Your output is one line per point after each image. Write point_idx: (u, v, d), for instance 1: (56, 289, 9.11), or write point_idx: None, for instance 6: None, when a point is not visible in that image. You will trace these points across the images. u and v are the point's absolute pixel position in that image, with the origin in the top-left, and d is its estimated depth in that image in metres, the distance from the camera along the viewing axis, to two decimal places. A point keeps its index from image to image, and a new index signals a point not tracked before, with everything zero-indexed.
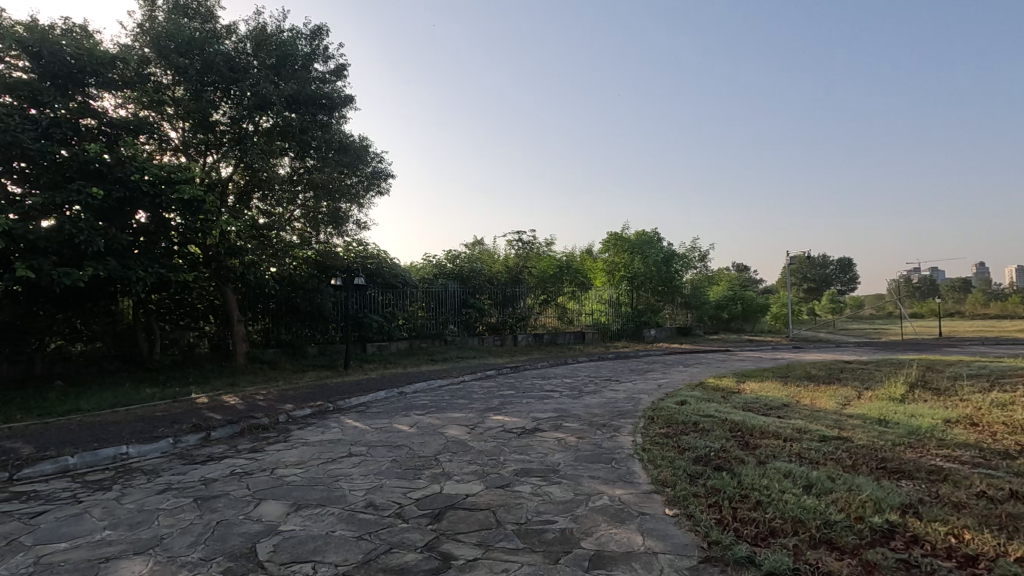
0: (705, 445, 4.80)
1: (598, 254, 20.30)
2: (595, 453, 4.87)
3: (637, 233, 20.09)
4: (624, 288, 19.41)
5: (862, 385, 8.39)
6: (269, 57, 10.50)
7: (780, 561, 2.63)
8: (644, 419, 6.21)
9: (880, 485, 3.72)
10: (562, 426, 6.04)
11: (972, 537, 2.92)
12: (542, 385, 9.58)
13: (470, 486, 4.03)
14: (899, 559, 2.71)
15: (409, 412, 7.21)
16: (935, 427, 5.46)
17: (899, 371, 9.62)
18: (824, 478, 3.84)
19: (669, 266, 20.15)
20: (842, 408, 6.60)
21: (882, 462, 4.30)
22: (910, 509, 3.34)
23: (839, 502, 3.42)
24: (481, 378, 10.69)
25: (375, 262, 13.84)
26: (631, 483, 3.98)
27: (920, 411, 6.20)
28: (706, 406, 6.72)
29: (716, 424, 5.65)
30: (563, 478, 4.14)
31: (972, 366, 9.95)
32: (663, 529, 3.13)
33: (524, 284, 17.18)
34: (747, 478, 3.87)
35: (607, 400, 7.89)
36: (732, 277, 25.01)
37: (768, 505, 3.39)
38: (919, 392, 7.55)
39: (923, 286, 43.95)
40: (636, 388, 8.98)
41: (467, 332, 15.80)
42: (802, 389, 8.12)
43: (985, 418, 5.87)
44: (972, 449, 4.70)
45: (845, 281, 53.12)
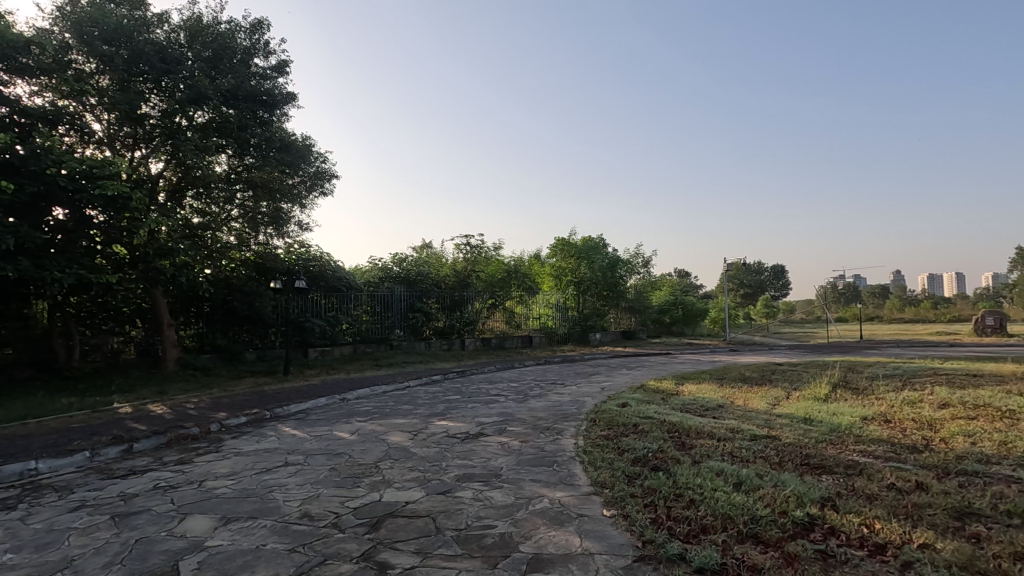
0: (644, 446, 4.94)
1: (546, 259, 20.53)
2: (538, 457, 4.91)
3: (584, 239, 20.46)
4: (570, 292, 19.74)
5: (791, 385, 8.86)
6: (205, 49, 10.01)
7: (709, 557, 2.74)
8: (586, 422, 6.33)
9: (802, 480, 3.94)
10: (506, 430, 6.06)
11: (881, 527, 3.14)
12: (488, 389, 9.58)
13: (411, 493, 3.98)
14: (816, 550, 2.88)
15: (351, 418, 7.05)
16: (854, 425, 5.83)
17: (824, 372, 10.20)
18: (752, 475, 4.03)
19: (615, 271, 20.66)
20: (771, 408, 6.95)
21: (805, 459, 4.55)
22: (828, 502, 3.55)
23: (765, 497, 3.59)
24: (427, 382, 10.57)
25: (318, 265, 13.48)
26: (572, 485, 4.04)
27: (841, 410, 6.61)
28: (646, 408, 6.91)
29: (655, 426, 5.83)
30: (504, 482, 4.16)
31: (889, 367, 10.69)
32: (600, 530, 3.20)
33: (472, 288, 17.14)
34: (682, 478, 4.00)
35: (552, 403, 7.98)
36: (674, 283, 25.87)
37: (700, 503, 3.53)
38: (841, 392, 8.05)
39: (848, 292, 46.88)
40: (580, 391, 9.13)
41: (414, 337, 15.59)
42: (736, 391, 8.49)
43: (898, 415, 6.33)
44: (885, 444, 5.06)
45: (778, 287, 56.01)
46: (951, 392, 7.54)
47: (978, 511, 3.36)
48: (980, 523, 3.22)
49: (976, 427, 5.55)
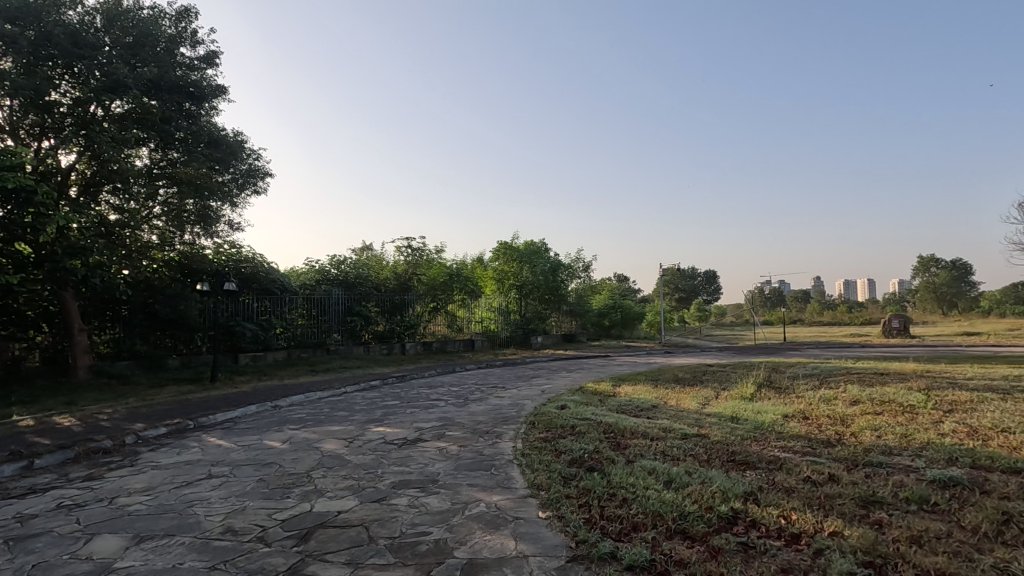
0: (580, 447, 5.03)
1: (489, 262, 20.57)
2: (476, 461, 4.89)
3: (526, 243, 20.67)
4: (512, 296, 19.86)
5: (720, 386, 9.27)
6: (126, 35, 9.33)
7: (639, 554, 2.81)
8: (525, 425, 6.38)
9: (728, 476, 4.13)
10: (445, 435, 6.00)
11: (797, 517, 3.33)
12: (428, 394, 9.46)
13: (344, 502, 3.86)
14: (739, 542, 3.02)
15: (283, 426, 6.76)
16: (776, 422, 6.18)
17: (750, 372, 10.76)
18: (682, 473, 4.19)
19: (556, 275, 20.98)
20: (701, 408, 7.26)
21: (732, 455, 4.78)
22: (751, 496, 3.74)
23: (694, 494, 3.73)
24: (365, 388, 10.32)
25: (250, 266, 12.90)
26: (509, 488, 4.05)
27: (765, 408, 6.99)
28: (583, 410, 7.04)
29: (591, 427, 5.95)
30: (441, 488, 4.11)
31: (808, 367, 11.39)
32: (535, 532, 3.22)
33: (413, 291, 16.89)
34: (616, 477, 4.10)
35: (491, 406, 7.98)
36: (613, 287, 26.58)
37: (632, 502, 3.62)
38: (765, 391, 8.51)
39: (773, 296, 49.72)
40: (520, 394, 9.18)
41: (352, 341, 15.18)
42: (670, 391, 8.80)
43: (814, 412, 6.76)
44: (802, 440, 5.39)
45: (710, 291, 58.66)
46: (861, 390, 8.14)
47: (881, 499, 3.64)
48: (883, 510, 3.49)
49: (881, 422, 6.02)
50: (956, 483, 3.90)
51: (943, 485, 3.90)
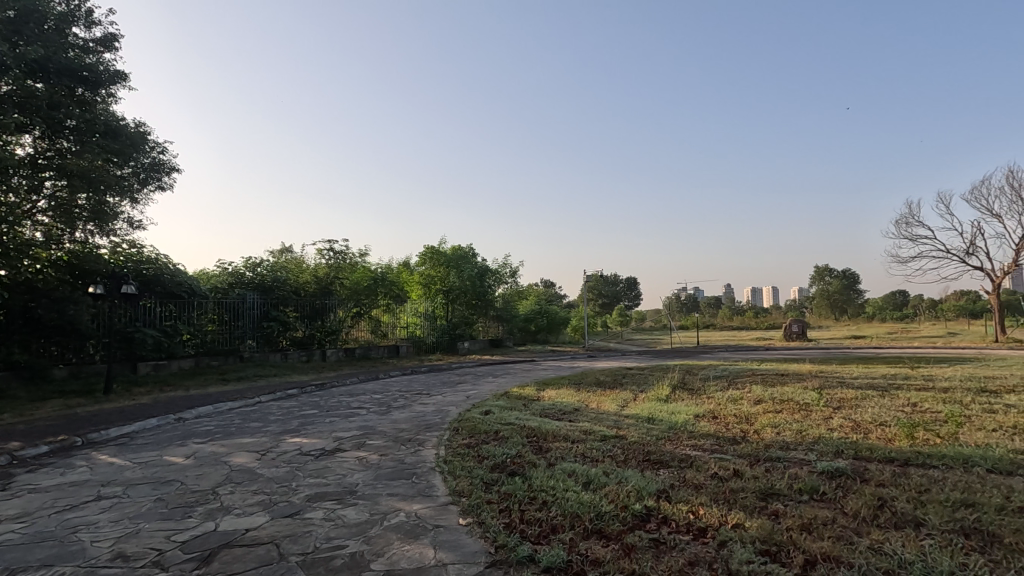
0: (502, 452, 5.06)
1: (415, 267, 20.30)
2: (397, 470, 4.79)
3: (453, 248, 20.59)
4: (438, 301, 19.69)
5: (639, 388, 9.64)
6: (7, 9, 8.36)
7: (556, 555, 2.87)
8: (449, 431, 6.32)
9: (643, 475, 4.30)
10: (365, 444, 5.83)
11: (704, 512, 3.53)
12: (349, 402, 9.15)
13: (254, 518, 3.65)
14: (651, 539, 3.16)
15: (187, 441, 6.29)
16: (688, 422, 6.51)
17: (666, 375, 11.28)
18: (600, 473, 4.32)
19: (483, 281, 21.01)
20: (621, 410, 7.52)
21: (647, 455, 4.98)
22: (663, 494, 3.91)
23: (610, 494, 3.86)
24: (281, 397, 9.82)
25: (152, 269, 11.99)
26: (430, 497, 4.00)
27: (679, 409, 7.36)
28: (507, 415, 7.09)
29: (515, 432, 6.00)
30: (359, 499, 3.98)
31: (718, 369, 12.12)
32: (455, 540, 3.20)
33: (335, 295, 16.26)
34: (537, 481, 4.16)
35: (415, 414, 7.85)
36: (540, 293, 27.02)
37: (552, 504, 3.69)
38: (680, 392, 8.96)
39: (688, 302, 52.46)
40: (444, 401, 9.11)
41: (268, 348, 14.41)
42: (591, 394, 9.04)
43: (723, 411, 7.19)
44: (711, 438, 5.72)
45: (631, 297, 61.02)
46: (764, 390, 8.77)
47: (778, 491, 3.93)
48: (780, 501, 3.77)
49: (781, 419, 6.51)
50: (841, 473, 4.30)
51: (831, 475, 4.28)
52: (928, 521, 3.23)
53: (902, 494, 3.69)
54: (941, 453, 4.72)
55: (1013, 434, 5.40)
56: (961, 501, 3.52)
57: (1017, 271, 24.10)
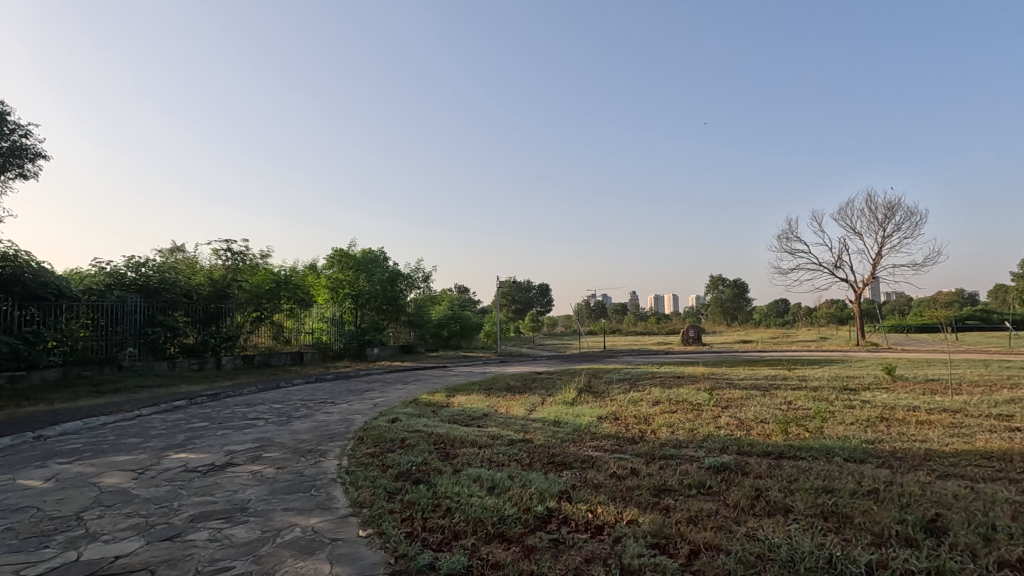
0: (407, 460, 4.97)
1: (322, 270, 19.45)
2: (294, 483, 4.55)
3: (363, 251, 19.96)
4: (347, 305, 19.07)
5: (547, 392, 9.87)
6: None
7: (457, 561, 2.87)
8: (353, 440, 6.11)
9: (546, 477, 4.41)
10: (261, 457, 5.49)
11: (602, 510, 3.68)
12: (245, 413, 8.58)
13: (126, 544, 3.31)
14: (551, 540, 3.24)
15: (49, 461, 5.59)
16: (591, 424, 6.78)
17: (574, 378, 11.64)
18: (505, 477, 4.37)
19: (394, 285, 20.57)
20: (529, 414, 7.67)
21: (551, 457, 5.12)
22: (565, 495, 4.03)
23: (514, 497, 3.92)
24: (167, 409, 9.00)
25: (10, 267, 10.54)
26: (329, 510, 3.84)
27: (584, 412, 7.64)
28: (415, 422, 6.98)
29: (422, 439, 5.92)
30: (250, 516, 3.74)
31: (622, 373, 12.70)
32: (353, 553, 3.10)
33: (232, 299, 15.13)
34: (442, 488, 4.12)
35: (317, 424, 7.50)
36: (453, 298, 26.99)
37: (455, 510, 3.68)
38: (585, 395, 9.28)
39: (597, 308, 54.45)
40: (350, 409, 8.80)
41: (152, 356, 13.16)
42: (501, 399, 9.14)
43: (624, 413, 7.55)
44: (611, 438, 5.99)
45: (544, 303, 62.40)
46: (662, 392, 9.31)
47: (670, 487, 4.19)
48: (671, 496, 4.02)
49: (675, 419, 6.95)
50: (725, 467, 4.66)
51: (717, 470, 4.62)
52: (794, 508, 3.58)
53: (775, 484, 4.06)
54: (808, 446, 5.26)
55: (866, 426, 6.13)
56: (823, 487, 3.94)
57: (873, 282, 27.50)
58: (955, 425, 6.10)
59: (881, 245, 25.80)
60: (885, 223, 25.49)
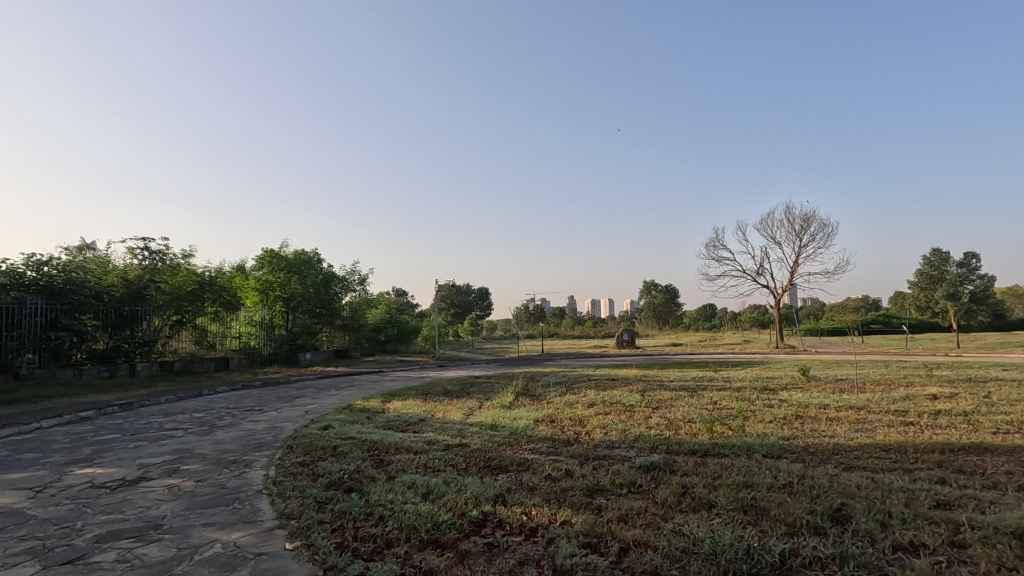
0: (339, 469, 4.82)
1: (251, 271, 18.55)
2: (215, 496, 4.30)
3: (295, 252, 19.21)
4: (277, 309, 18.41)
5: (484, 396, 9.86)
6: None
7: (389, 571, 2.80)
8: (281, 449, 5.86)
9: (481, 481, 4.40)
10: (178, 470, 5.15)
11: (536, 512, 3.72)
12: (162, 423, 8.02)
13: (20, 571, 3.01)
14: (485, 543, 3.24)
15: None
16: (528, 427, 6.83)
17: (512, 382, 11.71)
18: (440, 483, 4.33)
19: (328, 288, 19.91)
20: (466, 418, 7.64)
21: (487, 461, 5.12)
22: (500, 498, 4.05)
23: (449, 502, 3.88)
24: (71, 421, 8.27)
25: None
26: (253, 523, 3.65)
27: (520, 415, 7.70)
28: (348, 429, 6.79)
29: (355, 446, 5.77)
30: (166, 533, 3.51)
31: (559, 376, 12.91)
32: (278, 567, 2.97)
33: (149, 301, 14.15)
34: (375, 495, 4.03)
35: (243, 432, 7.13)
36: (390, 302, 26.48)
37: (388, 518, 3.61)
38: (522, 399, 9.35)
39: (535, 312, 55.05)
40: (279, 417, 8.42)
41: (55, 363, 12.06)
42: (438, 404, 9.04)
43: (560, 415, 7.67)
44: (547, 441, 6.06)
45: (483, 307, 62.47)
46: (597, 394, 9.53)
47: (603, 487, 4.30)
48: (604, 496, 4.12)
49: (609, 420, 7.13)
50: (655, 466, 4.83)
51: (646, 469, 4.78)
52: (717, 503, 3.76)
53: (700, 481, 4.25)
54: (731, 443, 5.56)
55: (782, 424, 6.55)
56: (743, 482, 4.17)
57: (791, 289, 29.41)
58: (860, 420, 6.63)
59: (798, 254, 27.64)
60: (802, 233, 27.35)
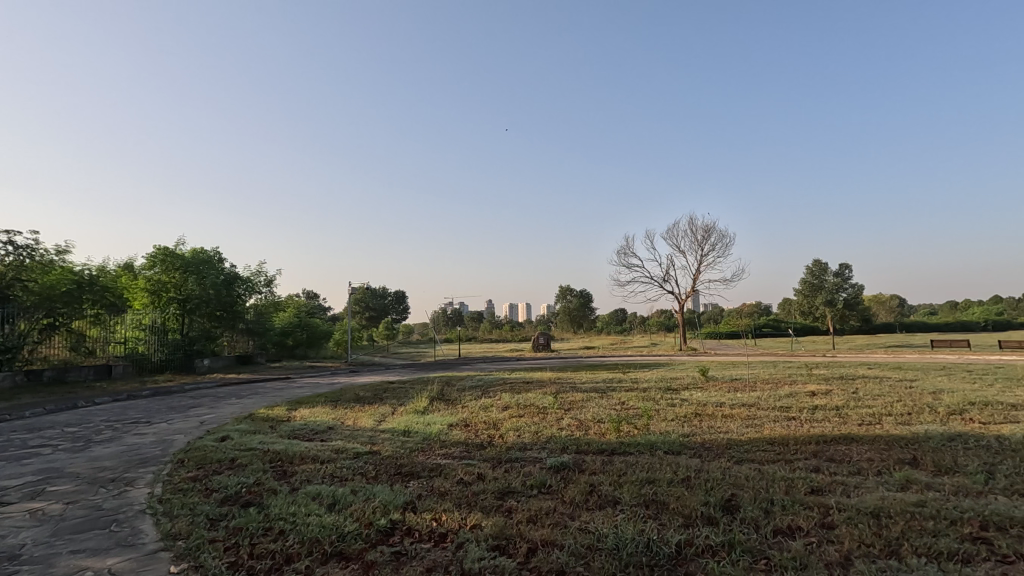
0: (236, 482, 4.50)
1: (141, 270, 16.99)
2: (88, 519, 3.87)
3: (194, 250, 17.84)
4: (171, 311, 16.96)
5: (398, 402, 9.64)
6: None
7: None
8: (170, 464, 5.39)
9: (391, 489, 4.30)
10: (44, 492, 4.58)
11: (446, 517, 3.68)
12: (26, 440, 7.11)
13: None
14: (392, 553, 3.16)
15: None
16: (441, 432, 6.76)
17: (427, 387, 11.55)
18: (347, 493, 4.16)
19: (231, 290, 18.64)
20: (377, 425, 7.43)
21: (398, 468, 5.01)
22: (409, 505, 3.97)
23: (356, 512, 3.75)
24: None
25: None
26: (133, 547, 3.32)
27: (434, 420, 7.61)
28: (249, 439, 6.37)
29: (255, 457, 5.43)
30: (23, 565, 3.10)
31: (475, 379, 12.93)
32: None
33: (13, 303, 12.55)
34: (275, 509, 3.80)
35: (126, 447, 6.48)
36: (300, 305, 25.30)
37: (289, 532, 3.42)
38: (437, 404, 9.25)
39: (453, 316, 54.72)
40: (170, 429, 7.75)
41: None
42: (348, 411, 8.72)
43: (475, 419, 7.66)
44: (460, 445, 6.04)
45: (399, 310, 61.19)
46: (511, 397, 9.63)
47: (514, 488, 4.34)
48: (514, 498, 4.16)
49: (523, 423, 7.24)
50: (564, 466, 4.95)
51: (557, 469, 4.89)
52: (622, 499, 3.92)
53: (607, 479, 4.41)
54: (636, 442, 5.82)
55: (683, 422, 6.95)
56: (647, 479, 4.38)
57: (694, 295, 31.39)
58: (750, 417, 7.18)
59: (700, 262, 29.57)
60: (704, 242, 29.28)
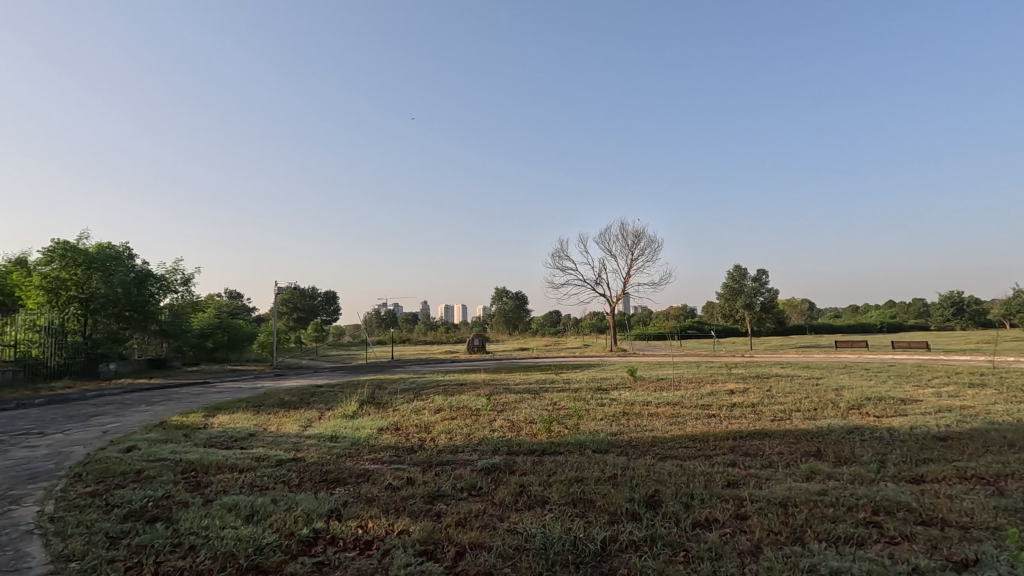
0: (142, 496, 4.17)
1: (34, 267, 15.44)
2: None
3: (98, 246, 16.46)
4: (71, 311, 15.55)
5: (325, 406, 9.29)
6: None
7: None
8: (66, 479, 4.91)
9: (315, 497, 4.13)
10: None
11: (372, 524, 3.58)
12: None
13: None
14: (314, 563, 3.04)
15: None
16: (371, 436, 6.58)
17: (357, 390, 11.23)
18: (267, 502, 3.96)
19: (141, 288, 17.35)
20: (303, 430, 7.13)
21: (324, 475, 4.82)
22: (334, 513, 3.82)
23: (276, 523, 3.57)
24: None
25: None
26: (15, 572, 2.99)
27: (364, 424, 7.40)
28: (159, 449, 5.93)
29: (166, 468, 5.05)
30: None
31: (407, 381, 12.70)
32: None
33: None
34: (186, 523, 3.55)
35: (13, 462, 5.84)
36: (220, 305, 23.90)
37: (200, 548, 3.20)
38: (366, 407, 9.00)
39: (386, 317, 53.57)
40: (68, 440, 7.07)
41: None
42: (271, 416, 8.31)
43: (406, 422, 7.52)
44: (390, 449, 5.90)
45: (330, 311, 59.18)
46: (444, 399, 9.53)
47: (443, 492, 4.29)
48: (444, 501, 4.11)
49: (455, 425, 7.18)
50: (495, 468, 4.95)
51: (487, 471, 4.88)
52: (551, 499, 3.97)
53: (537, 479, 4.45)
54: (567, 441, 5.92)
55: (611, 421, 7.15)
56: (575, 477, 4.46)
57: (625, 297, 32.40)
58: (674, 415, 7.49)
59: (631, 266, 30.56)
60: (635, 246, 30.26)
